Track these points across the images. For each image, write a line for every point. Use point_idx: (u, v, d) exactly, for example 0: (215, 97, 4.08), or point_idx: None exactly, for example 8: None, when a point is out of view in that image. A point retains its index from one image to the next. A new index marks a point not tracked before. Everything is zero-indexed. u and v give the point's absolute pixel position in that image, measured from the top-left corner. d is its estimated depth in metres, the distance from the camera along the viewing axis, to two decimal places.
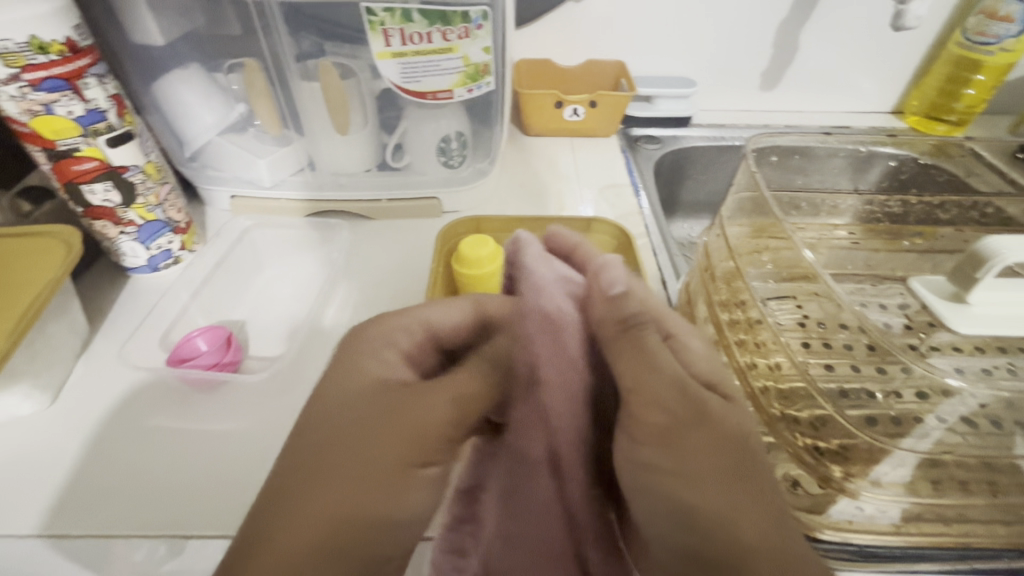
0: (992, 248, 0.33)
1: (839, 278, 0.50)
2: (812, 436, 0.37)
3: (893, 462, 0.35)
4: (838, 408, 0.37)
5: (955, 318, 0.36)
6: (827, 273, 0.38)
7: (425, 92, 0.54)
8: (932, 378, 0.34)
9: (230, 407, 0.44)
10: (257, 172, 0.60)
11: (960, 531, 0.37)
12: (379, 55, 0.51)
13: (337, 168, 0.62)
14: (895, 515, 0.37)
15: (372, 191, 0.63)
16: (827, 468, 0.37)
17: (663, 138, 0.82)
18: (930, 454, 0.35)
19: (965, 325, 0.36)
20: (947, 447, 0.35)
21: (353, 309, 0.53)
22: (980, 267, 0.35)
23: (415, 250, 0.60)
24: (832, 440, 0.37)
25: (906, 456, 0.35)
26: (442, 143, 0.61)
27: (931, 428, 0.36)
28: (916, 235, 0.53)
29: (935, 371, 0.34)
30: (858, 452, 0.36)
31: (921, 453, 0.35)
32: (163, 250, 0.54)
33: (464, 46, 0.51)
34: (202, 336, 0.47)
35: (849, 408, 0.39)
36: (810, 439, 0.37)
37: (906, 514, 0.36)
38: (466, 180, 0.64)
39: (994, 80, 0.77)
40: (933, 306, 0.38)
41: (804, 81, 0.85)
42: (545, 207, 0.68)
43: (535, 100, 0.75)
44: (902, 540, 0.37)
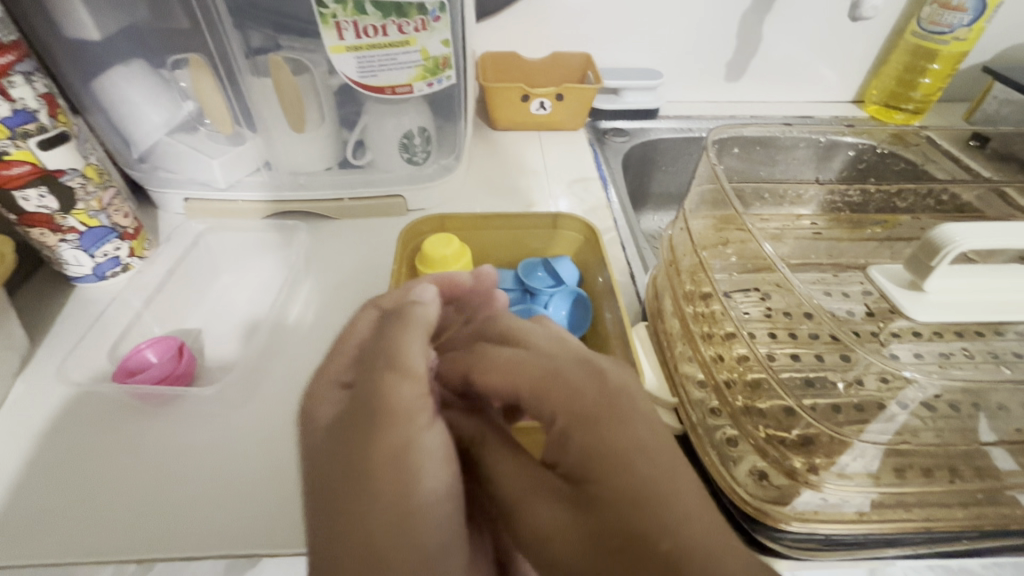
0: (946, 235, 0.34)
1: (803, 268, 0.49)
2: (777, 428, 0.38)
3: (853, 453, 0.36)
4: (799, 399, 0.37)
5: (914, 307, 0.36)
6: (784, 266, 0.39)
7: (383, 87, 0.52)
8: (888, 368, 0.35)
9: (185, 421, 0.42)
10: (210, 173, 0.57)
11: (923, 516, 0.37)
12: (332, 49, 0.49)
13: (295, 166, 0.59)
14: (861, 503, 0.37)
15: (333, 191, 0.61)
16: (792, 460, 0.37)
17: (631, 130, 0.81)
18: (892, 444, 0.36)
19: (922, 314, 0.36)
20: (906, 435, 0.36)
21: (315, 313, 0.51)
22: (935, 255, 0.35)
23: (380, 251, 0.58)
24: (796, 431, 0.37)
25: (867, 447, 0.36)
26: (405, 139, 0.59)
27: (895, 414, 0.36)
28: (877, 223, 0.53)
29: (890, 363, 0.34)
30: (821, 443, 0.36)
31: (883, 445, 0.36)
32: (110, 258, 0.51)
33: (422, 39, 0.49)
34: (152, 348, 0.46)
35: (811, 399, 0.39)
36: (774, 431, 0.38)
37: (873, 502, 0.37)
38: (430, 177, 0.63)
39: (948, 69, 0.79)
40: (891, 296, 0.38)
41: (768, 72, 0.86)
42: (513, 203, 0.67)
43: (501, 94, 0.74)
44: (867, 528, 0.37)
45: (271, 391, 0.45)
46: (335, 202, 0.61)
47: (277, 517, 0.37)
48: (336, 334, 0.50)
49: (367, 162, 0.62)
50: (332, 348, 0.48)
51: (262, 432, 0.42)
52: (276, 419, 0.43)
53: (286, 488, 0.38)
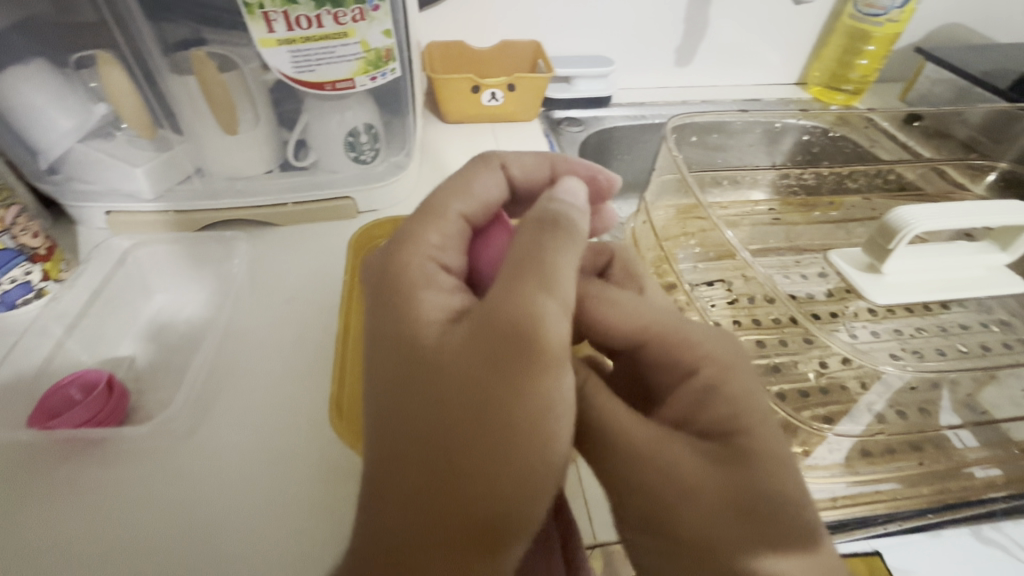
0: (903, 218, 0.35)
1: (764, 253, 0.49)
2: None
3: (828, 446, 0.38)
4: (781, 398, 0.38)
5: (873, 290, 0.38)
6: (753, 257, 0.39)
7: (322, 83, 0.48)
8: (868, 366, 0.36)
9: (122, 460, 0.38)
10: (136, 185, 0.52)
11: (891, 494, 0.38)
12: (262, 43, 0.45)
13: (231, 172, 0.55)
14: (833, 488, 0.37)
15: (275, 195, 0.57)
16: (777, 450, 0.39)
17: (585, 119, 0.80)
18: (864, 435, 0.38)
19: (882, 296, 0.37)
20: (879, 426, 0.38)
21: (264, 330, 0.48)
22: (892, 238, 0.36)
23: (330, 258, 0.55)
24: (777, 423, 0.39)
25: (842, 440, 0.38)
26: (350, 137, 0.55)
27: (869, 403, 0.39)
28: (829, 205, 0.54)
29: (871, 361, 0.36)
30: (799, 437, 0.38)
31: (857, 436, 0.38)
32: (20, 284, 0.46)
33: (361, 30, 0.46)
34: (77, 385, 0.41)
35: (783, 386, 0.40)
36: None
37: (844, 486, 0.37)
38: (381, 177, 0.59)
39: (883, 49, 0.81)
40: (852, 278, 0.39)
41: (715, 57, 0.87)
42: None
43: (450, 85, 0.71)
44: (841, 513, 0.36)
45: (220, 419, 0.41)
46: (277, 208, 0.57)
47: (235, 556, 0.34)
48: (289, 349, 0.46)
49: (311, 163, 0.58)
50: (287, 366, 0.45)
51: (220, 457, 0.39)
52: (228, 449, 0.39)
53: (244, 525, 0.35)
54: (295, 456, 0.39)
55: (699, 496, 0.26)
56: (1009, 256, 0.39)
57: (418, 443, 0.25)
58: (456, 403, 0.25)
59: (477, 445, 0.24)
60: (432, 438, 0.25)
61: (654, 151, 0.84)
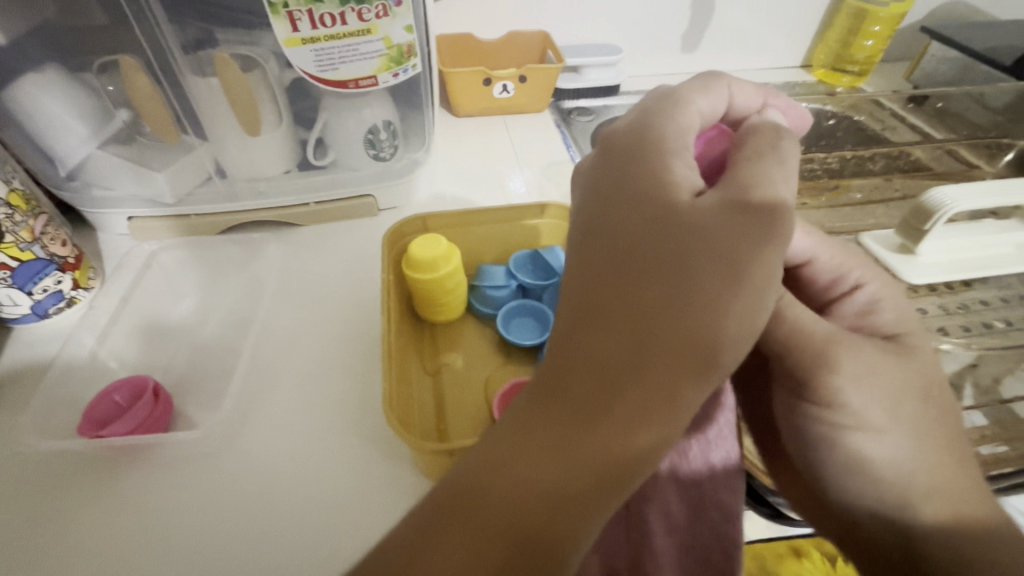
0: (938, 199, 0.40)
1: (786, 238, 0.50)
2: None
3: None
4: None
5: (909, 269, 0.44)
6: None
7: (344, 81, 0.48)
8: None
9: (172, 463, 0.39)
10: (155, 187, 0.52)
11: None
12: (286, 42, 0.44)
13: (252, 173, 0.55)
14: None
15: (296, 195, 0.57)
16: None
17: (594, 108, 0.80)
18: None
19: (918, 276, 0.44)
20: None
21: (297, 332, 0.48)
22: (930, 218, 0.41)
23: (355, 257, 0.55)
24: None
25: None
26: (370, 135, 0.55)
27: None
28: (836, 189, 0.56)
29: None
30: None
31: None
32: (52, 293, 0.46)
33: (384, 26, 0.46)
34: (124, 393, 0.41)
35: None
36: None
37: None
38: (400, 173, 0.59)
39: (888, 30, 0.82)
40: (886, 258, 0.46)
41: (721, 42, 0.87)
42: (488, 193, 0.65)
43: (461, 79, 0.71)
44: None
45: (262, 423, 0.41)
46: (299, 208, 0.57)
47: (293, 553, 0.34)
48: (323, 347, 0.47)
49: (331, 162, 0.58)
50: (323, 366, 0.45)
51: (268, 458, 0.39)
52: (274, 452, 0.39)
53: (298, 526, 0.35)
54: (341, 457, 0.39)
55: (615, 347, 0.23)
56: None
57: (561, 386, 0.24)
58: (649, 352, 0.23)
59: (661, 409, 0.23)
60: (574, 383, 0.24)
61: None
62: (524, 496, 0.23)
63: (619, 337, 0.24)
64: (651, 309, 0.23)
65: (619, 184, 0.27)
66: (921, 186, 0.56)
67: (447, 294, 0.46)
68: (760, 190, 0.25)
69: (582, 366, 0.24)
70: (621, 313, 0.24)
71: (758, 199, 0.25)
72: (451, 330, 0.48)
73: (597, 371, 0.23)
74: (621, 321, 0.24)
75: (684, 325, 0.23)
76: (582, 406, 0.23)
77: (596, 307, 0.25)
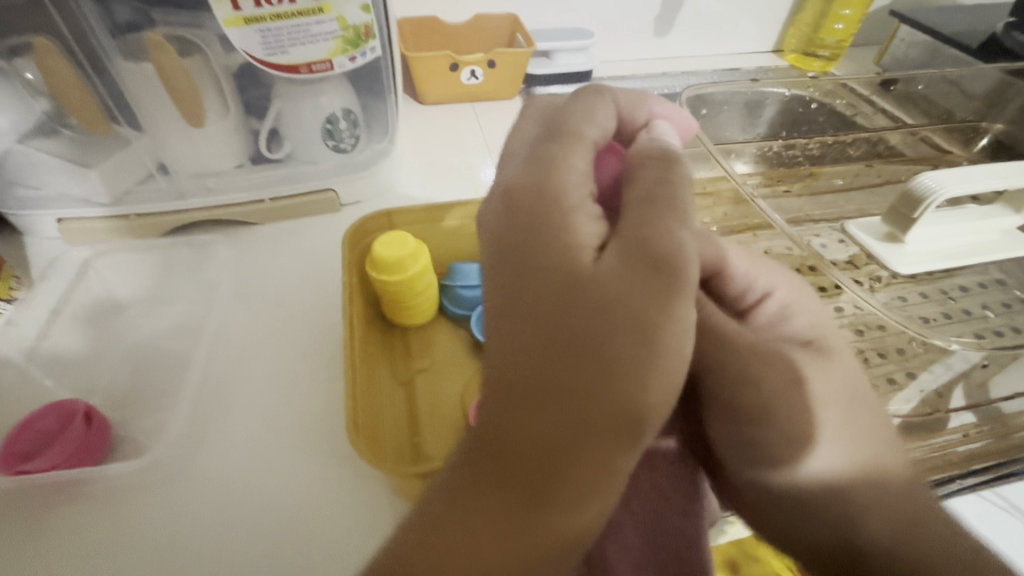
0: (926, 186, 0.39)
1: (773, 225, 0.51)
2: None
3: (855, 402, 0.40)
4: None
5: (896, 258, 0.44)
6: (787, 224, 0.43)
7: (296, 66, 0.44)
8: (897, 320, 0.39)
9: (112, 498, 0.35)
10: (87, 187, 0.47)
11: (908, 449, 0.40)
12: (227, 23, 0.40)
13: (199, 168, 0.50)
14: None
15: (250, 191, 0.52)
16: None
17: (567, 95, 0.77)
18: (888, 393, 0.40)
19: (906, 265, 0.44)
20: None
21: (254, 342, 0.44)
22: (919, 206, 0.40)
23: (317, 256, 0.51)
24: None
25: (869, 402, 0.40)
26: (329, 124, 0.51)
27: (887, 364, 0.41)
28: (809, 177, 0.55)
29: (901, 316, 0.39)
30: None
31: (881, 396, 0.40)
32: None
33: (338, 5, 0.42)
34: (50, 419, 0.37)
35: None
36: None
37: None
38: (363, 166, 0.56)
39: (858, 14, 0.81)
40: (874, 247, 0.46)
41: (693, 26, 0.85)
42: (459, 185, 0.62)
43: (427, 65, 0.67)
44: None
45: (215, 449, 0.37)
46: (253, 206, 0.52)
47: None
48: (282, 357, 0.43)
49: (286, 155, 0.53)
50: (284, 381, 0.41)
51: (222, 486, 0.35)
52: (229, 481, 0.36)
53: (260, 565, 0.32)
54: (303, 485, 0.36)
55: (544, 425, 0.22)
56: (1020, 218, 0.46)
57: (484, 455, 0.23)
58: (578, 434, 0.21)
59: (598, 483, 0.22)
60: (497, 453, 0.22)
61: None
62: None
63: (552, 418, 0.22)
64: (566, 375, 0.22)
65: (524, 246, 0.24)
66: (897, 171, 0.56)
67: (416, 295, 0.43)
68: (660, 242, 0.23)
69: (515, 448, 0.22)
70: (549, 393, 0.22)
71: (660, 249, 0.23)
72: (423, 335, 0.45)
73: (532, 453, 0.22)
74: (548, 400, 0.22)
75: (608, 404, 0.21)
76: (521, 488, 0.22)
77: (519, 382, 0.22)
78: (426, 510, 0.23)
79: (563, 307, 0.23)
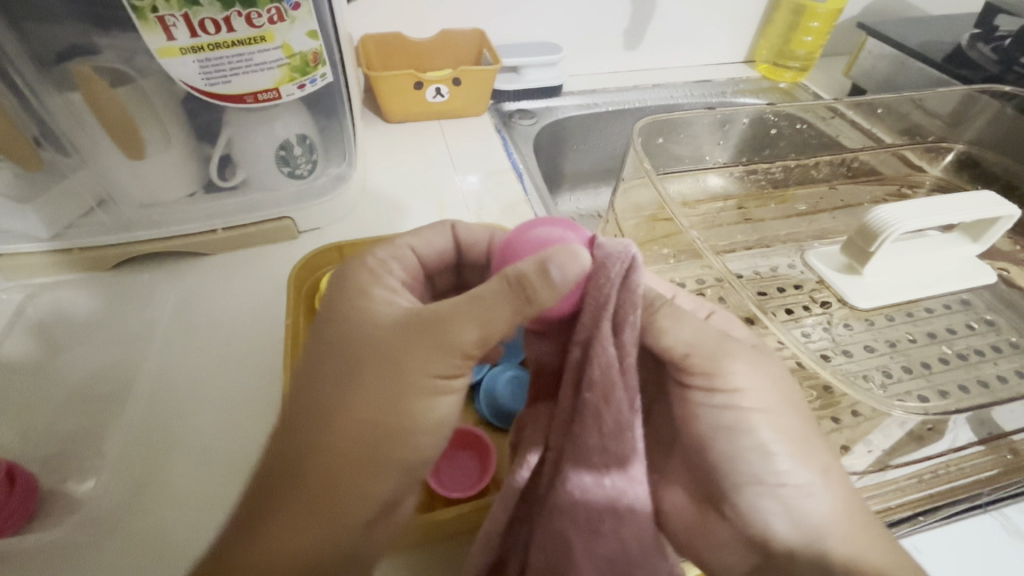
0: (882, 219, 0.39)
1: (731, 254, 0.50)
2: None
3: None
4: None
5: (852, 293, 0.44)
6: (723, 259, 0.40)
7: (241, 95, 0.42)
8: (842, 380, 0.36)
9: (42, 556, 0.33)
10: (24, 224, 0.45)
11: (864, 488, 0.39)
12: (161, 53, 0.38)
13: (145, 199, 0.48)
14: None
15: (200, 221, 0.51)
16: None
17: (537, 111, 0.76)
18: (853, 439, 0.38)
19: (861, 299, 0.44)
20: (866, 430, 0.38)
21: (201, 382, 0.42)
22: (873, 241, 0.40)
23: (273, 286, 0.50)
24: None
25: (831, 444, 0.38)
26: (282, 151, 0.50)
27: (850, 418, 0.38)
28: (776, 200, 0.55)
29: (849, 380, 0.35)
30: None
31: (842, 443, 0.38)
32: None
33: (282, 32, 0.40)
34: None
35: None
36: None
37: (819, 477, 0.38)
38: (322, 192, 0.55)
39: (827, 26, 0.81)
40: (829, 279, 0.45)
41: (665, 39, 0.84)
42: (422, 207, 0.60)
43: (391, 83, 0.65)
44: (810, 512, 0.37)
45: (157, 500, 0.36)
46: (203, 236, 0.51)
47: None
48: (230, 396, 0.42)
49: (240, 182, 0.51)
50: (232, 423, 0.40)
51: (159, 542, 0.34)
52: (166, 535, 0.34)
53: None
54: None
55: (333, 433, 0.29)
56: (981, 247, 0.46)
57: (288, 469, 0.29)
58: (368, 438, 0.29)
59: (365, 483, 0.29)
60: (297, 464, 0.29)
61: (609, 139, 0.81)
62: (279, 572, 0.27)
63: (343, 421, 0.29)
64: (355, 397, 0.29)
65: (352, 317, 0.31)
66: (863, 192, 0.56)
67: None
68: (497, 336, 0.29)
69: (316, 453, 0.29)
70: (338, 413, 0.29)
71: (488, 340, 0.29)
72: None
73: (327, 456, 0.28)
74: (335, 418, 0.29)
75: (390, 417, 0.29)
76: (307, 490, 0.28)
77: (316, 394, 0.30)
78: (233, 534, 0.28)
79: (362, 357, 0.29)
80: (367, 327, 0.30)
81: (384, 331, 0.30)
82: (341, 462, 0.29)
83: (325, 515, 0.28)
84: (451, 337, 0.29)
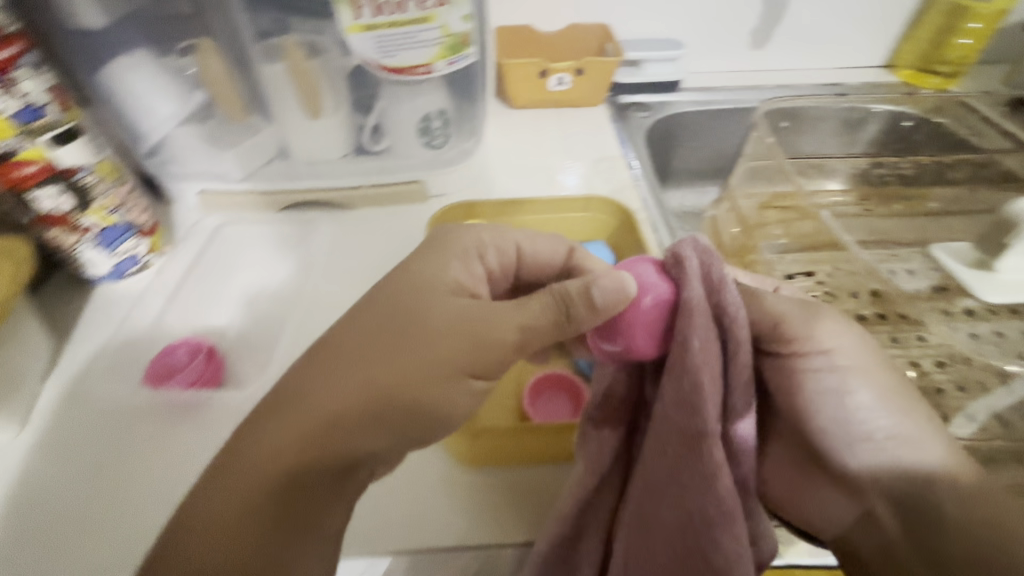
0: None
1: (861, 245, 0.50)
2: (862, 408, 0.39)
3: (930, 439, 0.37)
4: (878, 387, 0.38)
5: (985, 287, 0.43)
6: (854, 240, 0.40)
7: (402, 68, 0.49)
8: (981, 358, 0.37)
9: (222, 422, 0.41)
10: (224, 165, 0.56)
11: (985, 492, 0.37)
12: (348, 30, 0.46)
13: (312, 156, 0.57)
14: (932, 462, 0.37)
15: (351, 179, 0.59)
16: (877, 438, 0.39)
17: (652, 104, 0.78)
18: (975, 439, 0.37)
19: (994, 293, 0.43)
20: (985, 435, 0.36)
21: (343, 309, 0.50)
22: None
23: (404, 240, 0.56)
24: None
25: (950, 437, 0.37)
26: (424, 122, 0.56)
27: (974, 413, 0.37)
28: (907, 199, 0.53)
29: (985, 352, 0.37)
30: None
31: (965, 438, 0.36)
32: (130, 255, 0.50)
33: (442, 15, 0.47)
34: (181, 350, 0.45)
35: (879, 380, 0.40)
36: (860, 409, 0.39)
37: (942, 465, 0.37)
38: (451, 162, 0.61)
39: (988, 29, 0.74)
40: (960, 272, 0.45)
41: (794, 39, 0.82)
42: (536, 185, 0.65)
43: (518, 71, 0.71)
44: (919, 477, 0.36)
45: None
46: (352, 191, 0.59)
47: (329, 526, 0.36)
48: None
49: (385, 148, 0.59)
50: None
51: None
52: None
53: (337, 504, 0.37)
54: None
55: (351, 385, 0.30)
56: None
57: (286, 407, 0.30)
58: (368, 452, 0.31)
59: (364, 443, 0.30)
60: (299, 403, 0.30)
61: (723, 137, 0.81)
62: (226, 520, 0.28)
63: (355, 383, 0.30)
64: (370, 349, 0.31)
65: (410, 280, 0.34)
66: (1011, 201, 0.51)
67: None
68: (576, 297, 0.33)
69: (241, 474, 0.29)
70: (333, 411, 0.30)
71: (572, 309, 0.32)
72: None
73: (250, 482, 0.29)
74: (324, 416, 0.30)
75: (362, 446, 0.30)
76: (304, 440, 0.29)
77: (321, 371, 0.31)
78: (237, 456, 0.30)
79: (285, 403, 0.30)
80: (446, 287, 0.34)
81: (422, 302, 0.33)
82: (356, 413, 0.30)
83: (296, 470, 0.29)
84: (495, 328, 0.32)
